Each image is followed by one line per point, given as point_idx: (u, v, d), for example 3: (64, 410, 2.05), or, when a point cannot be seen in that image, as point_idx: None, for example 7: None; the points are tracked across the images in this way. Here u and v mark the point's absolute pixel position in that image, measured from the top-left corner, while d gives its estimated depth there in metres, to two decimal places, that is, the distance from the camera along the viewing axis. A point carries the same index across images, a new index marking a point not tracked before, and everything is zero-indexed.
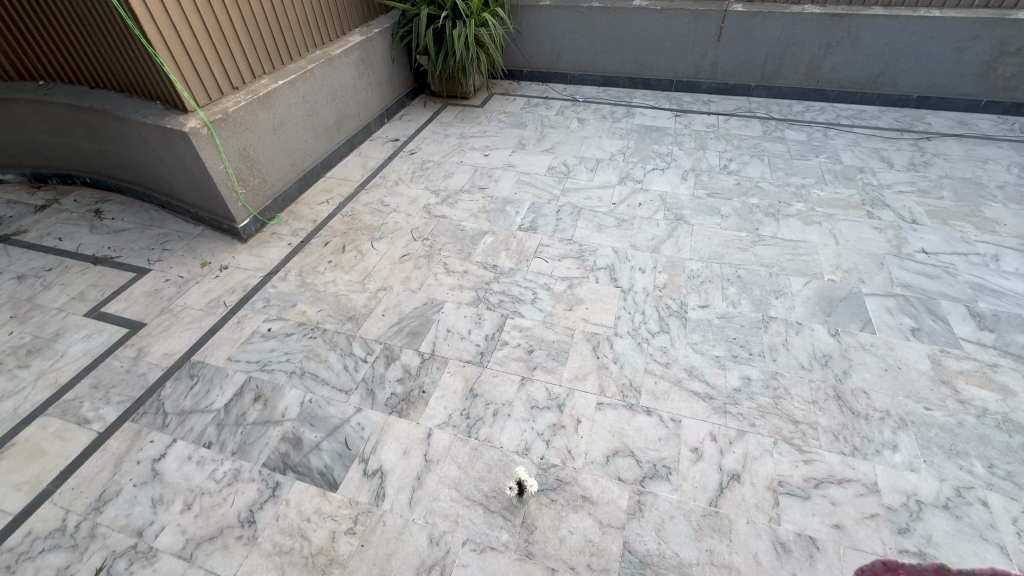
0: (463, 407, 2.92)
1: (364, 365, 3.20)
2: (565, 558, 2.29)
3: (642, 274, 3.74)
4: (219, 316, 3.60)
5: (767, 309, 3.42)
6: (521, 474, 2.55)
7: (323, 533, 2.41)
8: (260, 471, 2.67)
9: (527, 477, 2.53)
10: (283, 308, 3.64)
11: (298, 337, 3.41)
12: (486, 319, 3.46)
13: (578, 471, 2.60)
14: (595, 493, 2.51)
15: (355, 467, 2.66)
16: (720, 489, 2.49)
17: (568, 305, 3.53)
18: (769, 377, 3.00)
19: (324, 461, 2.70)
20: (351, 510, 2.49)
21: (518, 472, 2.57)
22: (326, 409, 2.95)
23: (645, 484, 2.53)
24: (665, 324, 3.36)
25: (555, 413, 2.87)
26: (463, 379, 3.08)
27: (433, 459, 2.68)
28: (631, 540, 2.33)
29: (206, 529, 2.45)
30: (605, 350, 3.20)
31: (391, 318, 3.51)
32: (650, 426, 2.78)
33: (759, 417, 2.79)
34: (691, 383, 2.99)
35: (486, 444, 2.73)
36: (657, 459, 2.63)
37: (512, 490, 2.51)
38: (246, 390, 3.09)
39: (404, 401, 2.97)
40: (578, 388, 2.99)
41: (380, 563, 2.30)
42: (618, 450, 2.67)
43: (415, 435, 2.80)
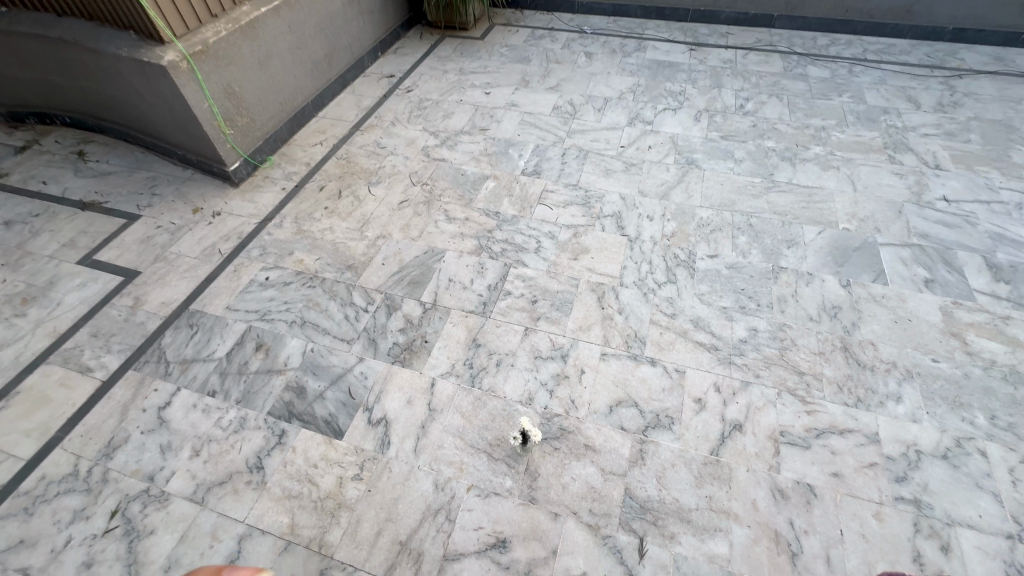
0: (466, 357, 2.90)
1: (364, 314, 3.15)
2: (567, 503, 2.34)
3: (650, 222, 3.61)
4: (215, 265, 3.51)
5: (778, 260, 3.32)
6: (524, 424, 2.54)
7: (330, 478, 2.46)
8: (265, 419, 2.69)
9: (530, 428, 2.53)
10: (280, 257, 3.54)
11: (296, 286, 3.33)
12: (489, 268, 3.37)
13: (581, 420, 2.61)
14: (598, 442, 2.53)
15: (359, 415, 2.68)
16: (722, 438, 2.51)
17: (573, 254, 3.43)
18: (776, 329, 2.95)
19: (328, 410, 2.71)
20: (357, 458, 2.52)
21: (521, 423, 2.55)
22: (328, 358, 2.94)
23: (648, 433, 2.55)
24: (672, 275, 3.27)
25: (558, 363, 2.85)
26: (465, 329, 3.04)
27: (436, 408, 2.69)
28: (633, 486, 2.37)
29: (215, 474, 2.50)
30: (610, 301, 3.14)
31: (392, 267, 3.43)
32: (654, 376, 2.76)
33: (764, 368, 2.78)
34: (697, 334, 2.95)
35: (489, 394, 2.74)
36: (660, 409, 2.63)
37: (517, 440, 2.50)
38: (247, 339, 3.06)
39: (407, 351, 2.95)
40: (582, 339, 2.95)
41: (387, 507, 2.36)
42: (621, 401, 2.68)
43: (418, 384, 2.79)
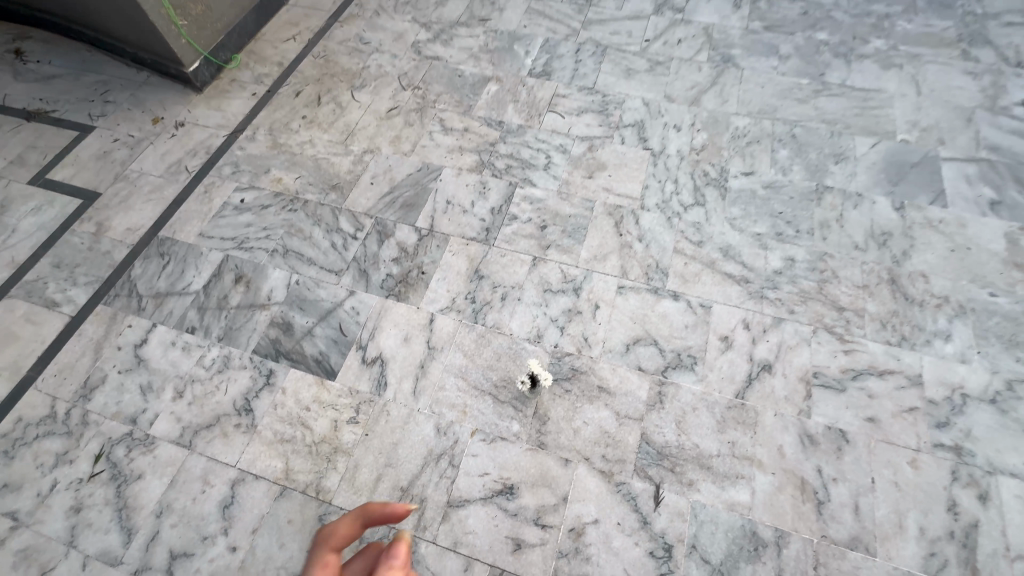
0: (467, 291, 2.61)
1: (353, 243, 2.81)
2: (578, 449, 2.18)
3: (677, 133, 3.13)
4: (182, 185, 3.11)
5: (824, 178, 2.90)
6: (533, 368, 2.34)
7: (324, 422, 2.29)
8: (250, 358, 2.48)
9: (540, 372, 2.34)
10: (255, 175, 3.12)
11: (275, 210, 2.96)
12: (492, 189, 2.97)
13: (595, 360, 2.38)
14: (613, 384, 2.32)
15: (352, 354, 2.46)
16: (749, 381, 2.30)
17: (588, 171, 3.00)
18: (815, 259, 2.62)
19: (318, 349, 2.48)
20: (351, 400, 2.34)
21: (529, 366, 2.36)
22: (315, 292, 2.65)
23: (668, 374, 2.33)
24: (701, 196, 2.86)
25: (570, 297, 2.56)
26: (466, 259, 2.72)
27: (436, 347, 2.46)
28: (649, 431, 2.20)
29: (202, 417, 2.33)
30: (629, 226, 2.78)
31: (382, 187, 3.02)
32: (676, 312, 2.49)
33: (800, 304, 2.49)
34: (726, 265, 2.62)
35: (494, 331, 2.49)
36: (682, 348, 2.39)
37: (525, 385, 2.32)
38: (225, 270, 2.76)
39: (402, 284, 2.66)
40: (597, 270, 2.64)
41: (386, 452, 2.21)
42: (639, 338, 2.43)
43: (415, 321, 2.54)
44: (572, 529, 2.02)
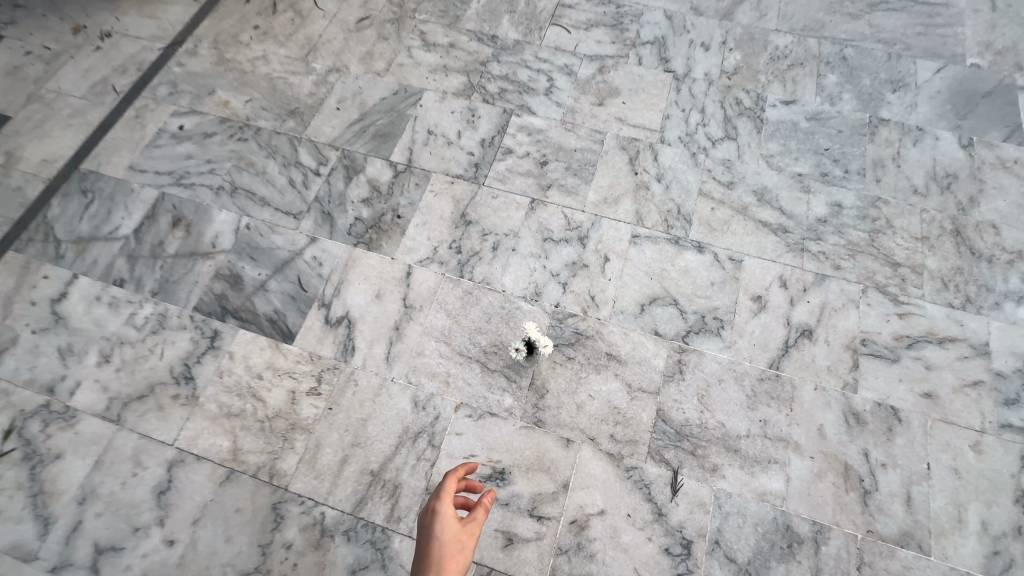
0: (451, 239, 2.19)
1: (315, 180, 2.34)
2: (582, 427, 1.83)
3: (705, 53, 2.60)
4: (109, 108, 2.57)
5: (878, 108, 2.43)
6: (529, 334, 1.94)
7: (279, 394, 1.92)
8: (191, 317, 2.07)
9: (538, 338, 1.94)
10: (197, 98, 2.58)
11: (221, 140, 2.46)
12: (482, 117, 2.47)
13: (603, 323, 2.00)
14: (624, 351, 1.95)
15: (313, 313, 2.05)
16: (786, 348, 1.94)
17: (597, 98, 2.50)
18: (866, 206, 2.20)
19: (273, 306, 2.07)
20: (312, 368, 1.96)
21: (525, 330, 1.96)
22: (269, 239, 2.21)
23: (690, 340, 1.96)
24: (732, 128, 2.40)
25: (575, 247, 2.15)
26: (451, 201, 2.27)
27: (414, 306, 2.06)
28: (667, 408, 1.85)
29: (133, 387, 1.95)
30: (645, 163, 2.32)
31: (350, 113, 2.51)
32: (701, 267, 2.09)
33: (847, 259, 2.10)
34: (761, 212, 2.20)
35: (484, 288, 2.08)
36: (707, 310, 2.01)
37: (520, 353, 1.94)
38: (160, 211, 2.29)
39: (374, 229, 2.22)
40: (607, 215, 2.21)
41: (353, 430, 1.85)
42: (656, 298, 2.04)
43: (390, 274, 2.12)
44: (574, 522, 1.71)
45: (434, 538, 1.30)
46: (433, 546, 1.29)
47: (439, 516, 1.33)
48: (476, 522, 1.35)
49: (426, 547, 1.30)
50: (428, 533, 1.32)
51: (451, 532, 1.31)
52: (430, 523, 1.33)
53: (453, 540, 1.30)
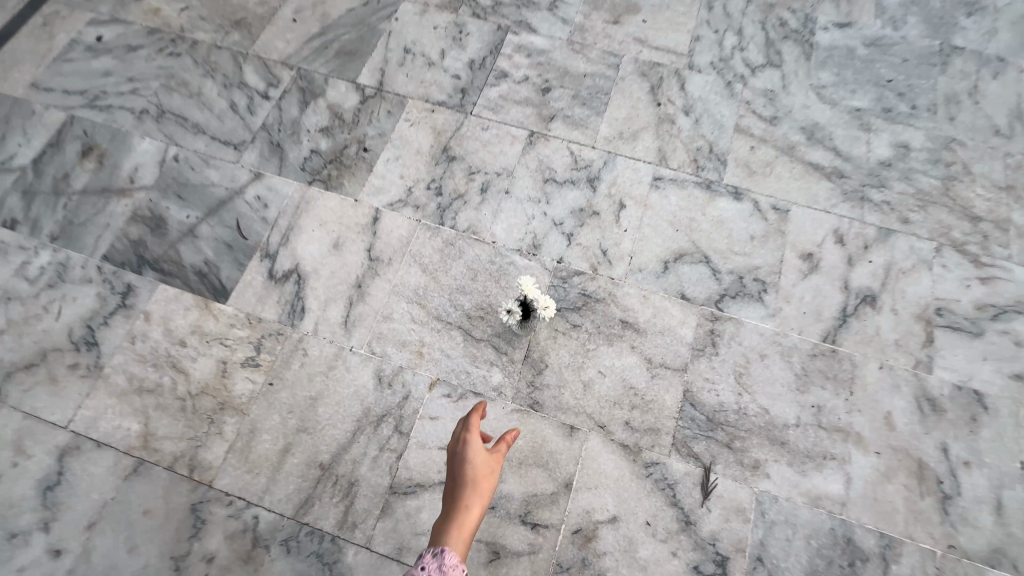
0: (430, 179, 1.76)
1: (263, 104, 1.89)
2: (590, 411, 1.45)
3: None
4: (8, 13, 2.07)
5: (951, 34, 2.00)
6: (525, 292, 1.46)
7: (207, 365, 1.51)
8: (99, 268, 1.64)
9: (536, 298, 1.46)
10: (120, 3, 2.09)
11: (148, 54, 1.98)
12: (471, 34, 2.01)
13: (617, 283, 1.60)
14: (643, 318, 1.56)
15: (254, 266, 1.63)
16: (843, 318, 1.56)
17: (612, 14, 2.04)
18: (938, 148, 1.81)
19: (203, 257, 1.65)
20: (250, 333, 1.55)
21: (520, 287, 1.47)
22: (202, 174, 1.77)
23: (725, 306, 1.57)
24: (775, 53, 1.97)
25: (583, 191, 1.73)
26: (431, 133, 1.83)
27: (380, 259, 1.64)
28: (696, 389, 1.47)
29: (20, 354, 1.53)
30: (670, 92, 1.89)
31: (309, 26, 2.03)
32: (738, 217, 1.69)
33: (916, 211, 1.70)
34: (811, 153, 1.79)
35: (468, 238, 1.67)
36: (746, 269, 1.62)
37: (512, 316, 1.48)
38: (67, 138, 1.84)
39: (334, 165, 1.78)
40: (622, 153, 1.79)
41: (299, 412, 1.45)
42: (682, 254, 1.64)
43: (352, 219, 1.70)
44: (578, 531, 1.34)
45: (463, 462, 1.12)
46: (463, 471, 1.11)
47: (466, 440, 1.15)
48: (507, 448, 1.17)
49: (456, 473, 1.12)
50: (456, 460, 1.14)
51: (481, 455, 1.14)
52: (458, 450, 1.15)
53: (484, 465, 1.12)
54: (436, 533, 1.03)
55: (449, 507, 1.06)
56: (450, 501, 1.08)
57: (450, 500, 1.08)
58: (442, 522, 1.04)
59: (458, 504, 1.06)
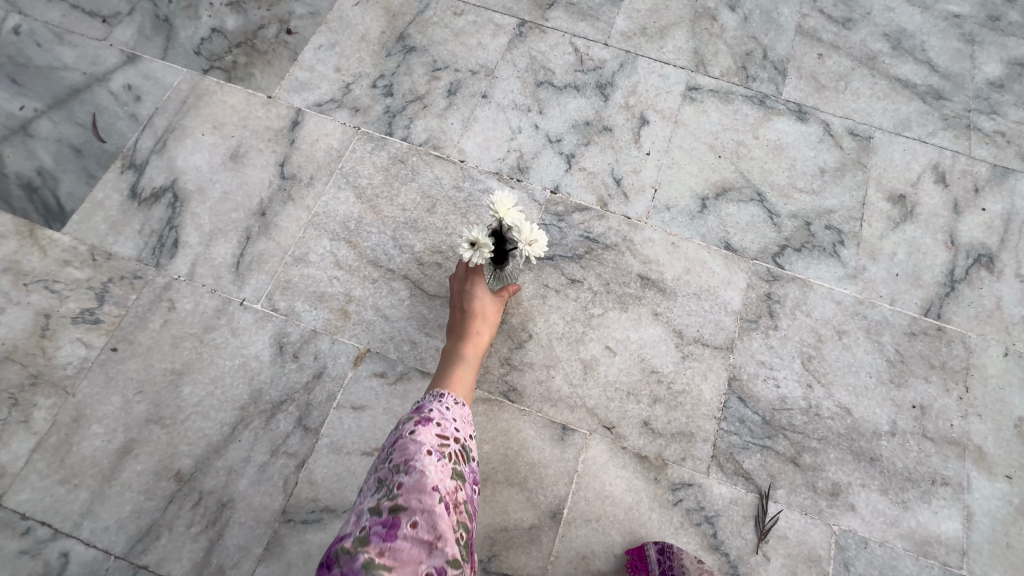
0: (377, 74, 1.25)
1: None
2: (592, 404, 0.99)
3: None
4: None
5: None
6: (502, 217, 0.86)
7: (20, 319, 1.00)
8: None
9: (519, 230, 0.87)
10: None
11: None
12: None
13: (635, 224, 1.13)
14: (671, 274, 1.09)
15: (109, 181, 1.12)
16: (951, 284, 1.10)
17: None
18: None
19: (35, 165, 1.13)
20: (92, 275, 1.04)
21: (492, 207, 0.86)
22: (50, 53, 1.24)
23: (787, 261, 1.11)
24: None
25: (591, 99, 1.25)
26: (383, 16, 1.32)
27: (297, 177, 1.14)
28: (747, 377, 1.01)
29: None
30: None
31: None
32: (802, 143, 1.22)
33: None
34: (897, 66, 1.33)
35: (427, 154, 1.18)
36: (816, 212, 1.15)
37: (479, 254, 0.86)
38: None
39: (242, 50, 1.27)
40: (646, 53, 1.31)
41: (153, 394, 0.96)
42: (727, 188, 1.17)
43: (261, 123, 1.19)
44: None
45: (470, 298, 0.95)
46: (469, 306, 0.95)
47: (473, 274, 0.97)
48: (513, 292, 1.01)
49: (460, 307, 0.96)
50: (460, 295, 0.97)
51: (489, 293, 0.98)
52: (460, 282, 0.97)
53: (493, 302, 0.97)
54: (442, 365, 0.90)
55: (456, 340, 0.92)
56: (454, 334, 0.94)
57: (454, 335, 0.94)
58: (448, 355, 0.92)
59: (468, 339, 0.92)
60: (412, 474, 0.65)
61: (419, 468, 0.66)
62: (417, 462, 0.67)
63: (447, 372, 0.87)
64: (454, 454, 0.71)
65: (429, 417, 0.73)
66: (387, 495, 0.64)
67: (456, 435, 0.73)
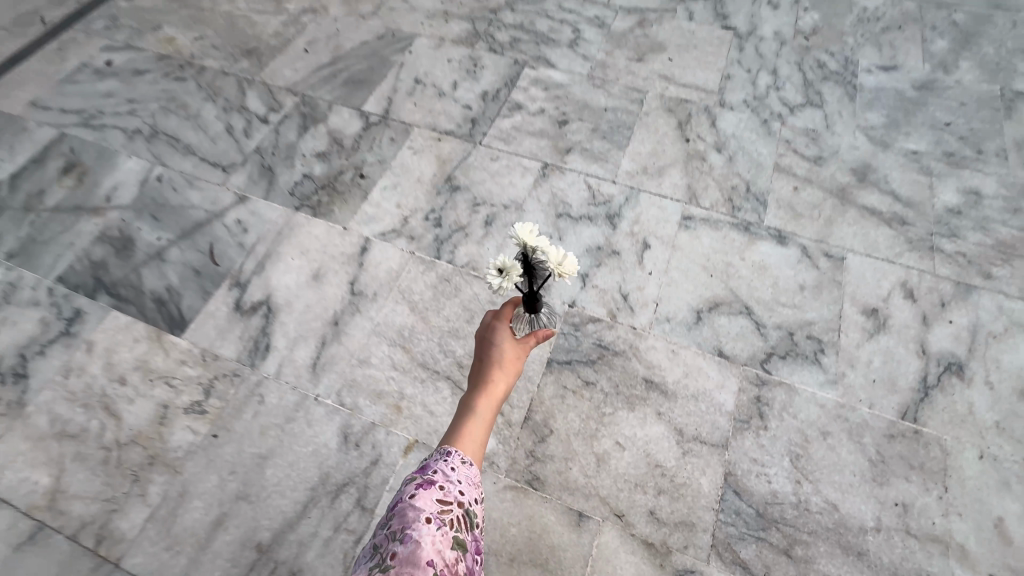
0: (429, 208, 1.58)
1: (260, 128, 1.77)
2: (603, 494, 1.15)
3: (773, 12, 2.06)
4: (28, 40, 2.07)
5: (1010, 80, 1.83)
6: (527, 243, 0.83)
7: (144, 408, 1.27)
8: (49, 292, 1.45)
9: (546, 254, 0.83)
10: (137, 33, 2.08)
11: (154, 78, 1.93)
12: (486, 68, 1.92)
13: (639, 334, 1.34)
14: (672, 378, 1.28)
15: (220, 296, 1.42)
16: (925, 390, 1.25)
17: (637, 53, 1.94)
18: (1017, 195, 1.56)
19: (165, 283, 1.45)
20: (201, 372, 1.31)
21: (512, 237, 0.84)
22: (182, 195, 1.62)
23: (773, 367, 1.29)
24: (814, 94, 1.81)
25: (601, 227, 1.52)
26: (435, 162, 1.68)
27: (364, 293, 1.42)
28: (741, 472, 1.16)
29: None
30: (700, 129, 1.72)
31: (320, 56, 1.97)
32: (784, 264, 1.44)
33: (1000, 264, 1.43)
34: (865, 195, 1.57)
35: (467, 274, 1.45)
36: (797, 324, 1.35)
37: (508, 280, 0.83)
38: (53, 155, 1.74)
39: (325, 191, 1.62)
40: (647, 189, 1.59)
41: (243, 472, 1.18)
42: (718, 303, 1.38)
43: (338, 249, 1.50)
44: None
45: (492, 345, 0.98)
46: (490, 355, 0.97)
47: (495, 325, 1.00)
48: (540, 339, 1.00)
49: (482, 356, 0.98)
50: (483, 343, 1.00)
51: (511, 341, 0.99)
52: (484, 333, 1.00)
53: (514, 353, 0.98)
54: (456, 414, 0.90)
55: (474, 388, 0.93)
56: (474, 383, 0.95)
57: (474, 383, 0.95)
58: (465, 402, 0.92)
59: (485, 387, 0.92)
60: (407, 545, 0.66)
61: (414, 539, 0.67)
62: (413, 532, 0.68)
63: (460, 419, 0.87)
64: (456, 520, 0.72)
65: (432, 481, 0.75)
66: (380, 565, 0.66)
67: (459, 498, 0.74)
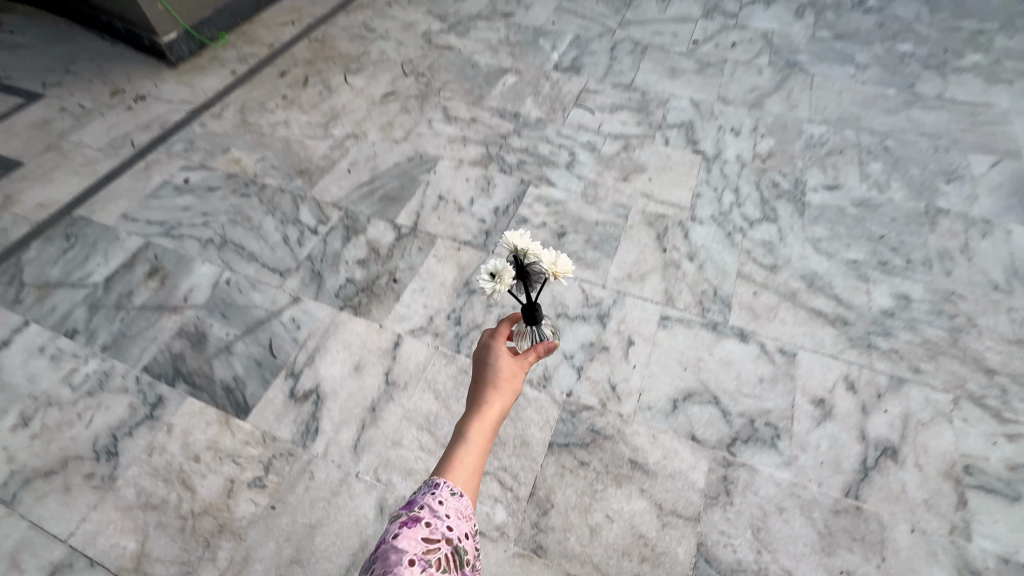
0: (450, 309, 1.90)
1: (311, 238, 2.14)
2: (596, 560, 1.38)
3: (735, 138, 2.49)
4: (120, 160, 2.52)
5: (932, 198, 2.20)
6: (518, 247, 1.06)
7: (215, 482, 1.53)
8: (137, 380, 1.75)
9: (538, 255, 1.07)
10: (209, 154, 2.53)
11: (224, 193, 2.34)
12: (498, 186, 2.32)
13: (626, 420, 1.61)
14: (653, 459, 1.53)
15: (278, 385, 1.72)
16: (864, 471, 1.50)
17: (623, 173, 2.35)
18: (940, 299, 1.87)
19: (232, 372, 1.76)
20: (262, 451, 1.58)
21: (506, 243, 1.05)
22: (247, 296, 1.96)
23: (738, 450, 1.54)
24: (770, 210, 2.18)
25: (593, 326, 1.83)
26: (456, 268, 2.02)
27: (397, 383, 1.71)
28: (711, 542, 1.39)
29: (43, 461, 1.58)
30: (675, 241, 2.08)
31: (361, 176, 2.39)
32: (746, 359, 1.73)
33: (926, 360, 1.72)
34: (813, 299, 1.89)
35: None
36: (757, 412, 1.62)
37: (501, 280, 1.03)
38: (139, 260, 2.10)
39: (365, 294, 1.95)
40: (631, 292, 1.92)
41: (296, 539, 1.42)
42: (691, 393, 1.66)
43: (375, 344, 1.81)
44: None
45: (487, 369, 1.11)
46: (486, 376, 1.10)
47: (492, 349, 1.14)
48: (537, 357, 1.15)
49: (479, 378, 1.11)
50: (480, 367, 1.14)
51: (505, 363, 1.12)
52: (482, 356, 1.14)
53: (509, 370, 1.11)
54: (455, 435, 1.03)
55: (470, 409, 1.06)
56: (471, 406, 1.07)
57: (471, 403, 1.08)
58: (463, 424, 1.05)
59: (479, 409, 1.05)
60: None
61: None
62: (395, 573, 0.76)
63: (456, 441, 1.00)
64: (438, 559, 0.81)
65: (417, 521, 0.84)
66: None
67: (444, 537, 0.84)
